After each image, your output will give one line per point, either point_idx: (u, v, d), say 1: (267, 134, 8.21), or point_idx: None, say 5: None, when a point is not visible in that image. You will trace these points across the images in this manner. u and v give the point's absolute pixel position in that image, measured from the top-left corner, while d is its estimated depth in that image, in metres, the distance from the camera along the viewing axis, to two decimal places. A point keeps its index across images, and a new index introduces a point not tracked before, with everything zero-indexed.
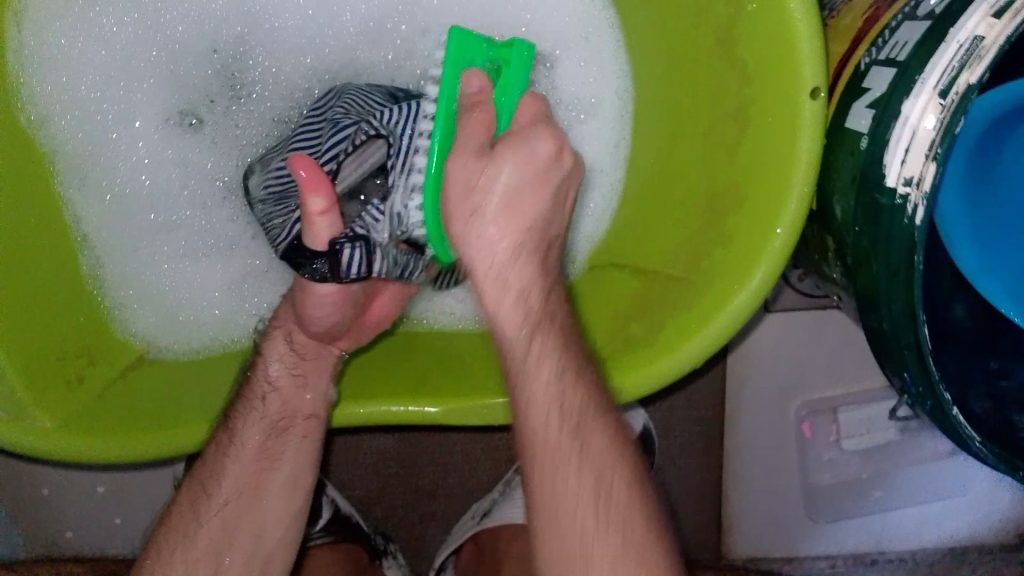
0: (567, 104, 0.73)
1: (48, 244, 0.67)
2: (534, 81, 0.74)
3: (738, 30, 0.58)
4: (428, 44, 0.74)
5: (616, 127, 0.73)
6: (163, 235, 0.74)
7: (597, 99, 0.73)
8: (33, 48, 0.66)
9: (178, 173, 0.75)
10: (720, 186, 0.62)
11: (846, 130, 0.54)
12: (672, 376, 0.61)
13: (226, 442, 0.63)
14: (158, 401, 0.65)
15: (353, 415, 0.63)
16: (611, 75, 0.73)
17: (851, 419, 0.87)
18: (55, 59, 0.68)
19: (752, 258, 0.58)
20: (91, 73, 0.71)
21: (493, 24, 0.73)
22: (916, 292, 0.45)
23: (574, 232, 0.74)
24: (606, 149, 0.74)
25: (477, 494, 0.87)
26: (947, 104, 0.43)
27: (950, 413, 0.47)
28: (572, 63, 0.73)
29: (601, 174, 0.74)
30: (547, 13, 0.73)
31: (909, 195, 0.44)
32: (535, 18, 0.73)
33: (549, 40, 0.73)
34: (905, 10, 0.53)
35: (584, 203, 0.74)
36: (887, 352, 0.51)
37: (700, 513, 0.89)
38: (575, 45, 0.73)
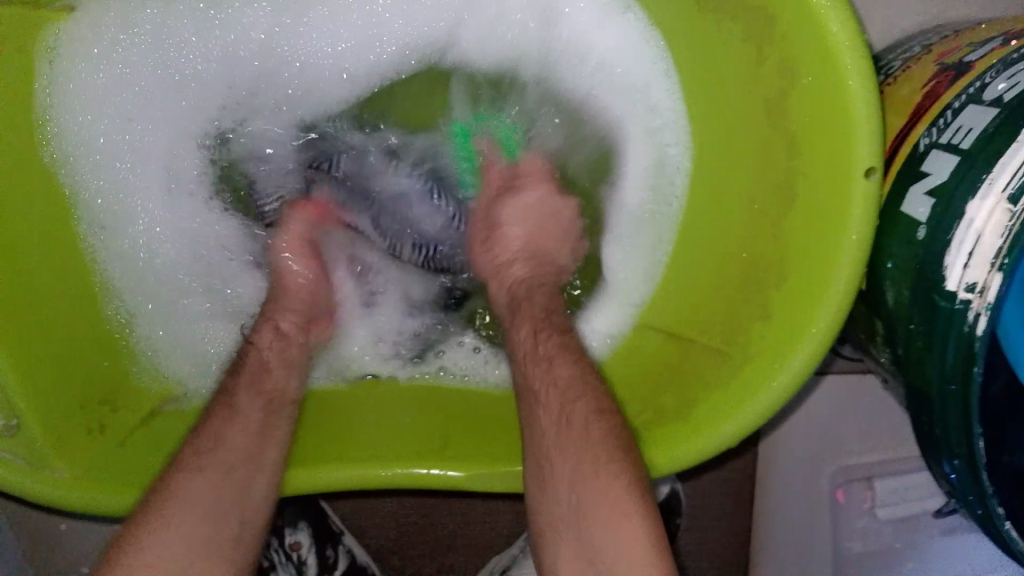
0: (636, 145, 0.71)
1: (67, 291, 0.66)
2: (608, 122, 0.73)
3: (789, 103, 0.55)
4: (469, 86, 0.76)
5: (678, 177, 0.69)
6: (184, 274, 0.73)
7: (665, 146, 0.69)
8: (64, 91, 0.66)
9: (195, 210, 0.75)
10: (764, 257, 0.60)
11: (902, 215, 0.52)
12: (703, 457, 0.59)
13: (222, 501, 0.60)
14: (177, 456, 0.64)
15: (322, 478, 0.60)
16: (675, 123, 0.68)
17: (887, 488, 0.84)
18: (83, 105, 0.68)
19: (796, 339, 0.56)
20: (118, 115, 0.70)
21: (549, 67, 0.74)
22: (973, 401, 0.42)
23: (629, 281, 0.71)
24: (671, 200, 0.69)
25: (496, 548, 0.85)
26: (1017, 211, 0.41)
27: (1002, 528, 0.44)
28: (638, 105, 0.70)
29: (660, 224, 0.70)
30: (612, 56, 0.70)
31: (972, 302, 0.42)
32: (597, 65, 0.71)
33: (615, 85, 0.71)
34: (968, 94, 0.50)
35: (640, 249, 0.71)
36: (936, 451, 0.48)
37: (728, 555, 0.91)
38: (636, 93, 0.70)
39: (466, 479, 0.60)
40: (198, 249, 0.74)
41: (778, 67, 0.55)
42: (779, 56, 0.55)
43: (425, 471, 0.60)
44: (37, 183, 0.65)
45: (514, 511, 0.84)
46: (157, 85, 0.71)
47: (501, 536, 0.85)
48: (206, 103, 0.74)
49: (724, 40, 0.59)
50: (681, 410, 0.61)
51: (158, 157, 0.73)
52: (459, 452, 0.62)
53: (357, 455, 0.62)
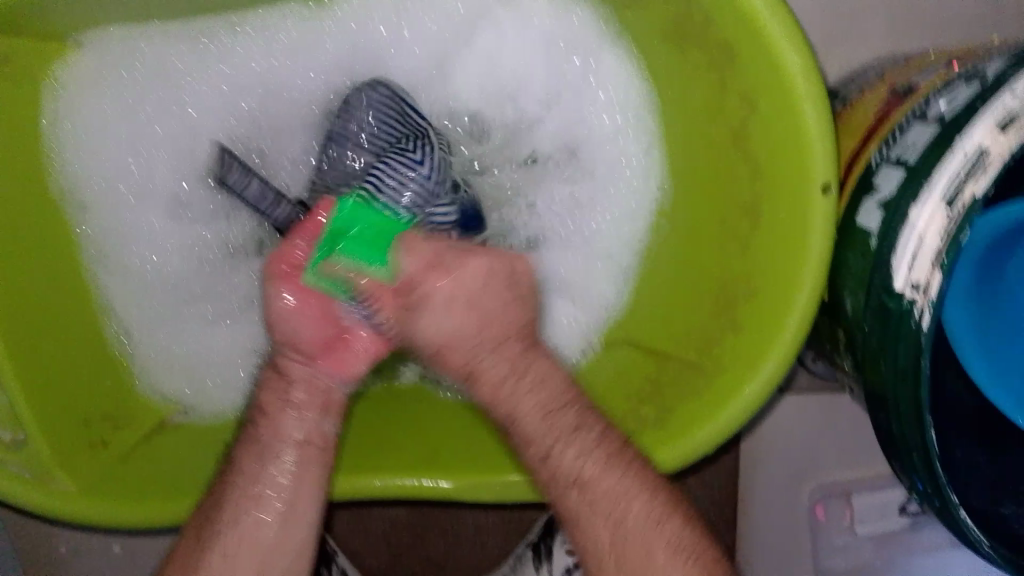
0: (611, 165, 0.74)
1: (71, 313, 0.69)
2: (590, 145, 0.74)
3: (751, 128, 0.60)
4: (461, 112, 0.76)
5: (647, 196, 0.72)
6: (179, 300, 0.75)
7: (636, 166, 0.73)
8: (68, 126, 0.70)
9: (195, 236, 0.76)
10: (733, 273, 0.64)
11: (857, 227, 0.56)
12: (683, 462, 0.61)
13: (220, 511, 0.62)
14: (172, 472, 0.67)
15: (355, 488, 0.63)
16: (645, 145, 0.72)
17: (865, 504, 0.87)
18: (88, 138, 0.71)
19: (765, 347, 0.60)
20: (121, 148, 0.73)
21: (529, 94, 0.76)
22: (923, 395, 0.46)
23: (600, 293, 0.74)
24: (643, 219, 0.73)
25: (486, 566, 0.87)
26: (953, 213, 0.45)
27: (958, 517, 0.47)
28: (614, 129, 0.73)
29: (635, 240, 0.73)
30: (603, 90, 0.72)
31: (916, 300, 0.46)
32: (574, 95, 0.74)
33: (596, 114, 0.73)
34: (913, 113, 0.55)
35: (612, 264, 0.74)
36: (896, 450, 0.51)
37: None
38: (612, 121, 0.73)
39: (457, 490, 0.63)
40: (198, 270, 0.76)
41: (739, 95, 0.60)
42: (739, 84, 0.59)
43: (416, 482, 0.63)
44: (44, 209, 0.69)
45: (504, 529, 0.87)
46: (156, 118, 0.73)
47: (491, 555, 0.87)
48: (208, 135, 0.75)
49: (691, 72, 0.64)
50: (661, 418, 0.64)
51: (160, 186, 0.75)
52: (449, 464, 0.65)
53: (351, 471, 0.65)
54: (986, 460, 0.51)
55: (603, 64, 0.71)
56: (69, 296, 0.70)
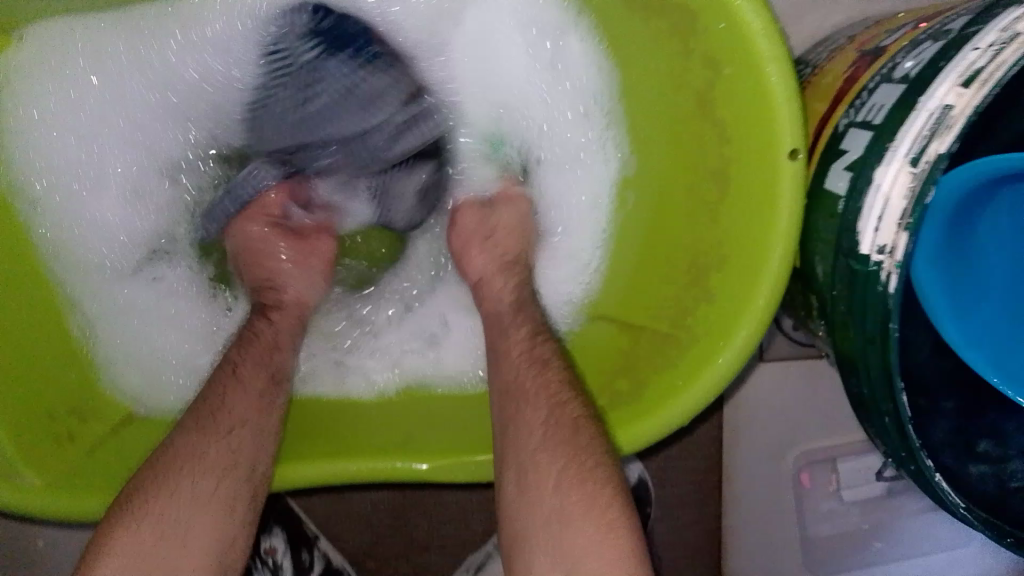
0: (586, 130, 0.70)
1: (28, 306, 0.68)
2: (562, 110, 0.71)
3: (717, 92, 0.58)
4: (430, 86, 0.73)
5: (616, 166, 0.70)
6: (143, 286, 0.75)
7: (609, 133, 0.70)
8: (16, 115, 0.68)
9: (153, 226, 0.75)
10: (705, 242, 0.62)
11: (826, 191, 0.54)
12: (657, 437, 0.60)
13: None
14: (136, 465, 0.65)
15: (292, 476, 0.62)
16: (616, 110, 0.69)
17: (850, 470, 0.86)
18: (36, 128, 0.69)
19: (737, 318, 0.58)
20: (70, 136, 0.71)
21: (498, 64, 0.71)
22: (892, 357, 0.45)
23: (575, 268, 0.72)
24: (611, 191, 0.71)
25: (470, 547, 0.86)
26: (917, 173, 0.43)
27: (933, 480, 0.46)
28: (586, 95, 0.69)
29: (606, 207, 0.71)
30: (570, 70, 0.69)
31: (883, 263, 0.44)
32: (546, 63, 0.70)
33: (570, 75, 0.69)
34: (882, 73, 0.53)
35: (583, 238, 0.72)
36: (869, 415, 0.50)
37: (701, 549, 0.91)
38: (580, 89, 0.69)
39: (432, 473, 0.62)
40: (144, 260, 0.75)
41: (703, 60, 0.58)
42: (702, 48, 0.57)
43: (389, 467, 0.62)
44: None
45: (487, 510, 0.86)
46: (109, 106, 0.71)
47: (475, 534, 0.86)
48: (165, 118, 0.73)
49: (654, 37, 0.62)
50: (635, 393, 0.63)
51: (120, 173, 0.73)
52: (423, 448, 0.64)
53: (320, 454, 0.63)
54: (962, 425, 0.50)
55: (568, 44, 0.68)
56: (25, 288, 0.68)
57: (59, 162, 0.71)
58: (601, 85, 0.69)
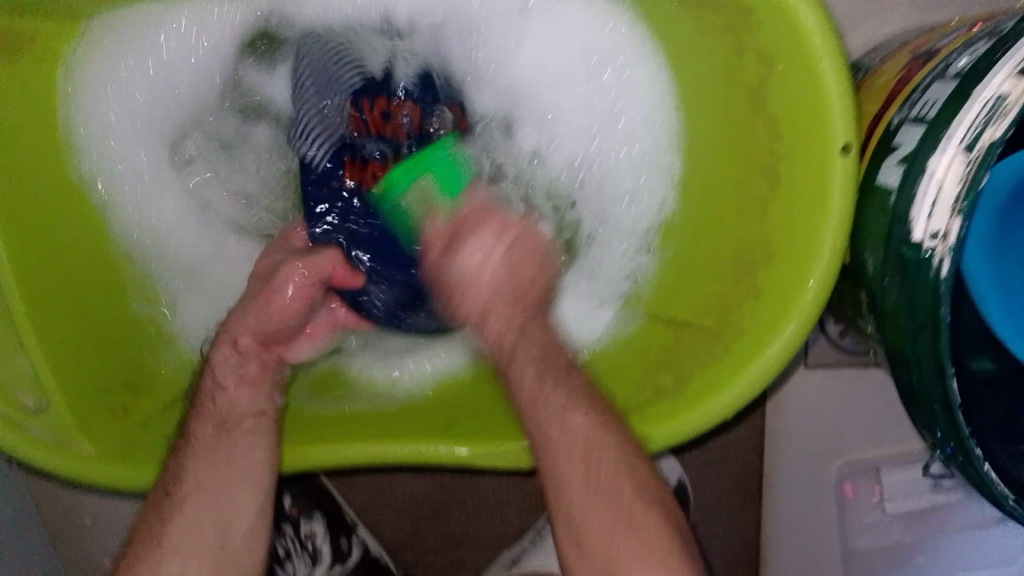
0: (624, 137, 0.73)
1: (86, 276, 0.70)
2: (606, 116, 0.73)
3: (767, 90, 0.59)
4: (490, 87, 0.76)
5: (659, 172, 0.72)
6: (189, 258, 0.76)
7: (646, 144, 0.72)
8: (81, 99, 0.71)
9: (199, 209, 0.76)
10: (753, 239, 0.63)
11: (878, 186, 0.54)
12: (696, 430, 0.61)
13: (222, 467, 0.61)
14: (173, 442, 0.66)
15: (303, 459, 0.64)
16: (664, 114, 0.71)
17: (895, 482, 0.85)
18: (98, 112, 0.72)
19: (784, 312, 0.59)
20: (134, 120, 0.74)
21: (559, 67, 0.74)
22: (943, 345, 0.44)
23: (605, 278, 0.74)
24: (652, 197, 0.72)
25: (507, 541, 0.87)
26: (971, 158, 0.43)
27: (981, 471, 0.45)
28: (630, 104, 0.72)
29: (644, 208, 0.73)
30: (624, 99, 0.72)
31: (936, 248, 0.44)
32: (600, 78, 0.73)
33: (620, 88, 0.72)
34: (936, 72, 0.53)
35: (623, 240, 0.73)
36: (917, 406, 0.49)
37: (738, 557, 0.91)
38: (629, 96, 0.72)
39: (473, 458, 0.63)
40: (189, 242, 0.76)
41: (755, 58, 0.59)
42: (755, 45, 0.58)
43: (432, 449, 0.63)
44: (58, 180, 0.69)
45: (524, 505, 0.86)
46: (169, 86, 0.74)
47: (512, 530, 0.87)
48: (223, 91, 0.76)
49: (707, 37, 0.63)
50: (677, 387, 0.63)
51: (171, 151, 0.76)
52: (466, 432, 0.64)
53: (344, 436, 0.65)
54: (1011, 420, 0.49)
55: (634, 75, 0.71)
56: (86, 260, 0.70)
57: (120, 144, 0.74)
58: (661, 107, 0.71)
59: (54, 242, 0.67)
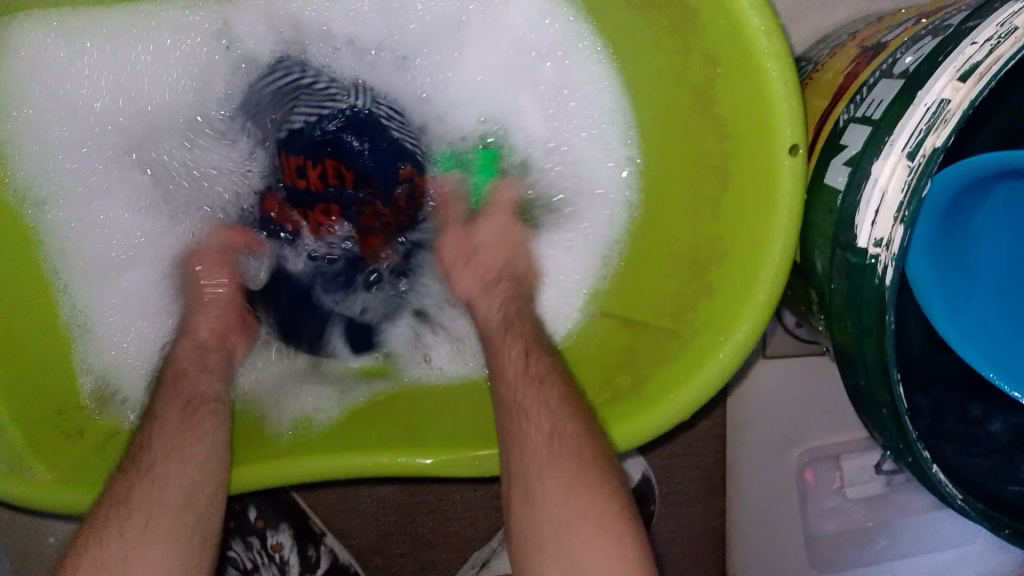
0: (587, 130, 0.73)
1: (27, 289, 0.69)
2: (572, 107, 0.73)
3: (716, 89, 0.59)
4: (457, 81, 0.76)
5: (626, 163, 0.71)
6: (132, 269, 0.75)
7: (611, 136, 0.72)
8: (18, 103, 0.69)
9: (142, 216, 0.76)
10: (707, 237, 0.63)
11: (826, 186, 0.55)
12: (654, 432, 0.61)
13: None
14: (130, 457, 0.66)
15: (252, 480, 0.62)
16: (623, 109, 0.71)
17: (853, 468, 0.86)
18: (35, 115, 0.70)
19: (739, 310, 0.59)
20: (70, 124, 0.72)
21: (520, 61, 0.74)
22: (889, 350, 0.46)
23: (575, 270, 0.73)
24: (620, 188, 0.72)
25: (475, 542, 0.87)
26: (913, 165, 0.44)
27: (930, 472, 0.46)
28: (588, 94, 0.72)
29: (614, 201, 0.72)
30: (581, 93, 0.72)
31: (880, 256, 0.45)
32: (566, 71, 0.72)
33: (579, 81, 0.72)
34: (882, 69, 0.54)
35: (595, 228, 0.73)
36: (866, 406, 0.51)
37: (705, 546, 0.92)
38: (586, 89, 0.72)
39: (435, 467, 0.62)
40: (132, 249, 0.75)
41: (703, 58, 0.59)
42: (703, 46, 0.58)
43: (393, 460, 0.62)
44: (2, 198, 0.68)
45: (492, 505, 0.86)
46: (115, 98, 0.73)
47: (481, 531, 0.87)
48: (176, 101, 0.75)
49: (655, 35, 0.63)
50: (634, 389, 0.63)
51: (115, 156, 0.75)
52: (426, 442, 0.64)
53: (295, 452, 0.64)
54: (953, 414, 0.51)
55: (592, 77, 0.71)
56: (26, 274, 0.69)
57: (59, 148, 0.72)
58: (613, 111, 0.71)
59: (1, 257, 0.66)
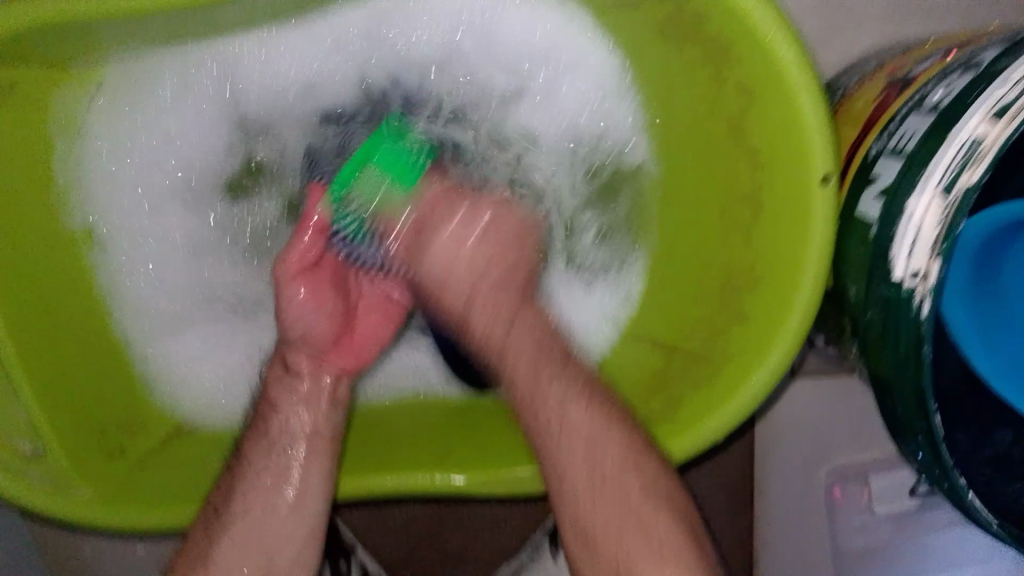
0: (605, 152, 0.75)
1: (81, 308, 0.70)
2: (597, 134, 0.74)
3: (750, 119, 0.60)
4: (482, 96, 0.76)
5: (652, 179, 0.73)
6: (176, 295, 0.77)
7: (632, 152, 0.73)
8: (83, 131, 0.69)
9: (194, 246, 0.77)
10: (737, 266, 0.64)
11: (858, 217, 0.55)
12: (706, 442, 0.61)
13: (225, 503, 0.61)
14: (175, 476, 0.68)
15: (365, 484, 0.64)
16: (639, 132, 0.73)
17: (884, 485, 0.84)
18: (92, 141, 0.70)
19: (769, 340, 0.59)
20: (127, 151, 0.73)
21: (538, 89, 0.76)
22: (926, 380, 0.46)
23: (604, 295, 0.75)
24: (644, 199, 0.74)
25: (505, 555, 0.88)
26: (948, 203, 0.45)
27: (965, 498, 0.47)
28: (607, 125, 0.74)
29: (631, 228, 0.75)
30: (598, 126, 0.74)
31: (916, 288, 0.46)
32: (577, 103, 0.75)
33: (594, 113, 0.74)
34: (912, 102, 0.54)
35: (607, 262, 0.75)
36: (903, 433, 0.51)
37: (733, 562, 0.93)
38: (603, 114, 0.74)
39: (473, 485, 0.64)
40: (188, 279, 0.77)
41: (737, 88, 0.59)
42: (737, 77, 0.59)
43: (433, 478, 0.64)
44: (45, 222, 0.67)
45: (521, 521, 0.88)
46: (175, 135, 0.74)
47: (508, 545, 0.88)
48: (217, 127, 0.76)
49: (688, 65, 0.63)
50: (668, 410, 0.64)
51: (170, 186, 0.76)
52: (466, 461, 0.66)
53: (375, 467, 0.66)
54: (981, 446, 0.51)
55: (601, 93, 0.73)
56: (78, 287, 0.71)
57: (115, 173, 0.73)
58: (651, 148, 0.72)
59: (44, 281, 0.66)
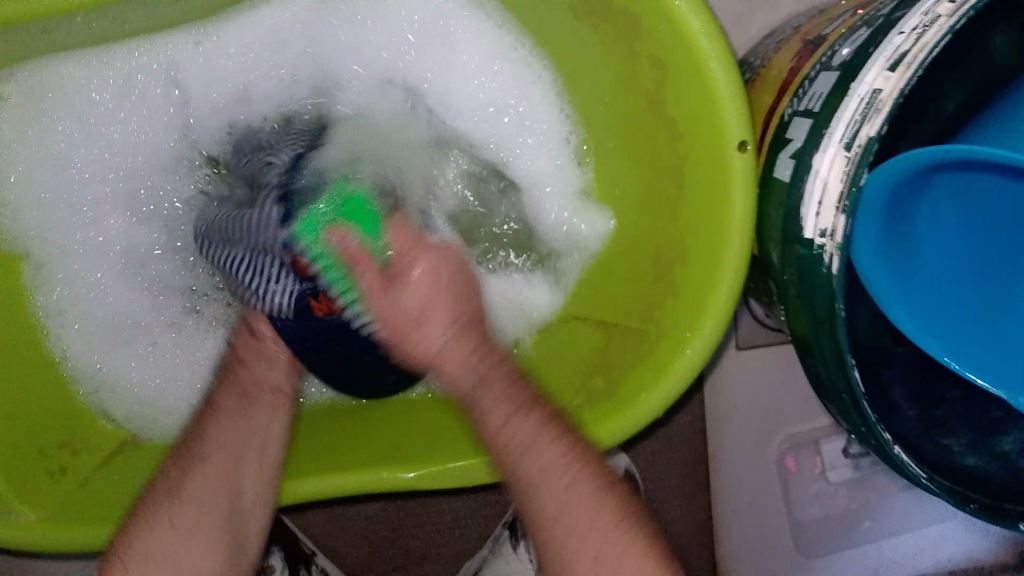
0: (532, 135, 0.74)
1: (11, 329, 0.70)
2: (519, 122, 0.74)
3: (665, 91, 0.60)
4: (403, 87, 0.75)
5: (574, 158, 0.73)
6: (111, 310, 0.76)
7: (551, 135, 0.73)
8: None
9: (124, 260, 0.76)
10: (668, 239, 0.64)
11: (775, 180, 0.56)
12: (649, 416, 0.61)
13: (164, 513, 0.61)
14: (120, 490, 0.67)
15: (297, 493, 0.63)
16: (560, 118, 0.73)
17: (834, 451, 0.87)
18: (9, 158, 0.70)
19: (700, 312, 0.60)
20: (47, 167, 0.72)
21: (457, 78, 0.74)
22: (843, 339, 0.46)
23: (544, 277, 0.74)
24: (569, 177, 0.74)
25: (466, 553, 0.87)
26: (850, 156, 0.45)
27: (893, 453, 0.48)
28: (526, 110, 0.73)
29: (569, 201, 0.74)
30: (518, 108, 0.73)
31: (825, 245, 0.47)
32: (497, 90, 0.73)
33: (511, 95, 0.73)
34: (822, 62, 0.55)
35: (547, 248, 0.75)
36: (829, 393, 0.51)
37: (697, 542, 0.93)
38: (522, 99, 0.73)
39: (420, 480, 0.63)
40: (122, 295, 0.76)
41: (650, 62, 0.60)
42: (648, 51, 0.59)
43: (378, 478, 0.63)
44: None
45: (481, 515, 0.87)
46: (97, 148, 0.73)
47: (470, 541, 0.88)
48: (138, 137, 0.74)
49: (605, 43, 0.63)
50: (609, 390, 0.64)
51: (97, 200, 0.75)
52: (411, 456, 0.65)
53: (316, 470, 0.65)
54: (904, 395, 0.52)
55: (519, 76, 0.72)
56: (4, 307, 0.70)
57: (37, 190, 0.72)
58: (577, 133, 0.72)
59: None
